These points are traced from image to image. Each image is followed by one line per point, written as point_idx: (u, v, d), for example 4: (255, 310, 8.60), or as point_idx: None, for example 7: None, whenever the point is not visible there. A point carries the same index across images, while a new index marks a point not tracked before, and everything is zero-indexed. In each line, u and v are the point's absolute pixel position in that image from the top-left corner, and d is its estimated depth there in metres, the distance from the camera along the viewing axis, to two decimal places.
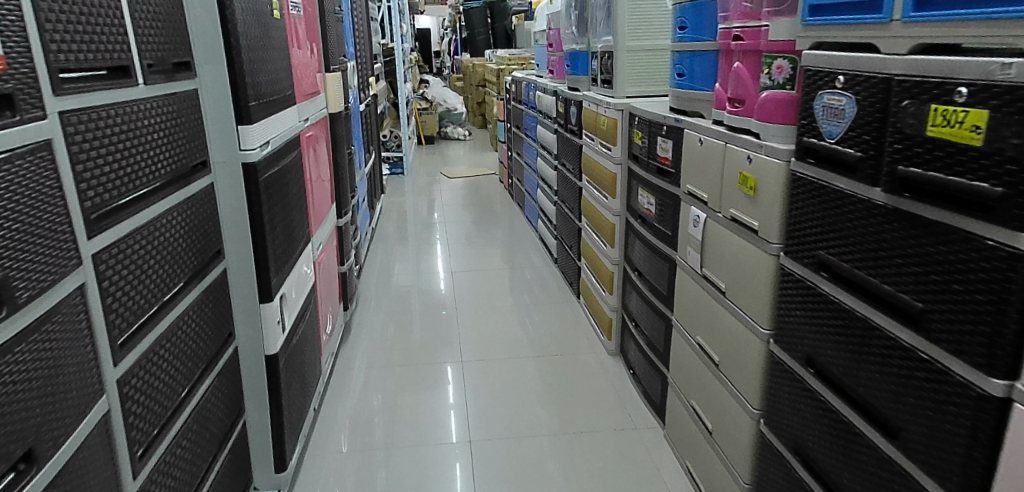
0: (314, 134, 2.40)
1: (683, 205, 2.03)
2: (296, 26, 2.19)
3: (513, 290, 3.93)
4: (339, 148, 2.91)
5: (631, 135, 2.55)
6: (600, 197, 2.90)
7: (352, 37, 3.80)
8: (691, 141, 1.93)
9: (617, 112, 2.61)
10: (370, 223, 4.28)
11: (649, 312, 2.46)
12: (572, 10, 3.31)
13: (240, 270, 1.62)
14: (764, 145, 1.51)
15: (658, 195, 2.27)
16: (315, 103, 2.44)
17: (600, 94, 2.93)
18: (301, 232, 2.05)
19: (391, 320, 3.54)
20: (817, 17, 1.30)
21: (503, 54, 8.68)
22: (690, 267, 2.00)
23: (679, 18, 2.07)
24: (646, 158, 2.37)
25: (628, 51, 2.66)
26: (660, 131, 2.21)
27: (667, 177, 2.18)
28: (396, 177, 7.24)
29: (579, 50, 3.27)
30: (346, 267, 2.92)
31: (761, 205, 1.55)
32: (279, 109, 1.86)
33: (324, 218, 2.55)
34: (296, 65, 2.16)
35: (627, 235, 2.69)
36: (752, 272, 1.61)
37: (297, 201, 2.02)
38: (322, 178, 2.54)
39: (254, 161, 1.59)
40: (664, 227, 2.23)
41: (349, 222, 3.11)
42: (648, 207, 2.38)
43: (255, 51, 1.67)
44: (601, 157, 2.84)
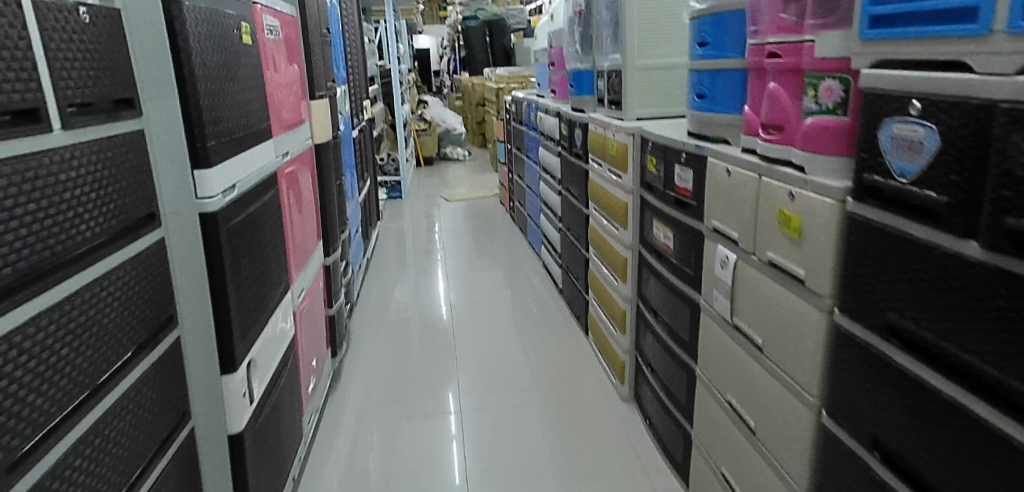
0: (295, 167, 2.18)
1: (708, 243, 1.80)
2: (274, 50, 1.98)
3: (516, 323, 3.69)
4: (328, 180, 2.69)
5: (643, 162, 2.32)
6: (609, 227, 2.67)
7: (343, 58, 3.60)
8: (716, 172, 1.71)
9: (627, 136, 2.39)
10: (363, 254, 4.05)
11: (666, 358, 2.22)
12: (576, 27, 3.11)
13: (197, 338, 1.41)
14: (809, 180, 1.29)
15: (676, 230, 2.04)
16: (297, 134, 2.22)
17: (608, 116, 2.72)
18: (277, 281, 1.82)
19: (386, 360, 3.29)
20: (881, 29, 1.08)
21: (502, 73, 8.51)
22: (717, 313, 1.76)
23: (698, 33, 1.86)
24: (661, 187, 2.15)
25: (638, 69, 2.45)
26: (677, 158, 1.99)
27: (687, 210, 1.96)
28: (394, 201, 7.02)
29: (583, 69, 3.07)
30: (333, 308, 2.68)
31: (806, 250, 1.32)
32: (250, 146, 1.65)
33: (308, 259, 2.32)
34: (273, 94, 1.95)
35: (640, 271, 2.45)
36: (796, 327, 1.37)
37: (272, 246, 1.79)
38: (306, 214, 2.32)
39: (213, 211, 1.39)
40: (684, 265, 2.00)
41: (338, 258, 2.89)
42: (664, 241, 2.15)
43: (218, 81, 1.45)
44: (610, 185, 2.62)
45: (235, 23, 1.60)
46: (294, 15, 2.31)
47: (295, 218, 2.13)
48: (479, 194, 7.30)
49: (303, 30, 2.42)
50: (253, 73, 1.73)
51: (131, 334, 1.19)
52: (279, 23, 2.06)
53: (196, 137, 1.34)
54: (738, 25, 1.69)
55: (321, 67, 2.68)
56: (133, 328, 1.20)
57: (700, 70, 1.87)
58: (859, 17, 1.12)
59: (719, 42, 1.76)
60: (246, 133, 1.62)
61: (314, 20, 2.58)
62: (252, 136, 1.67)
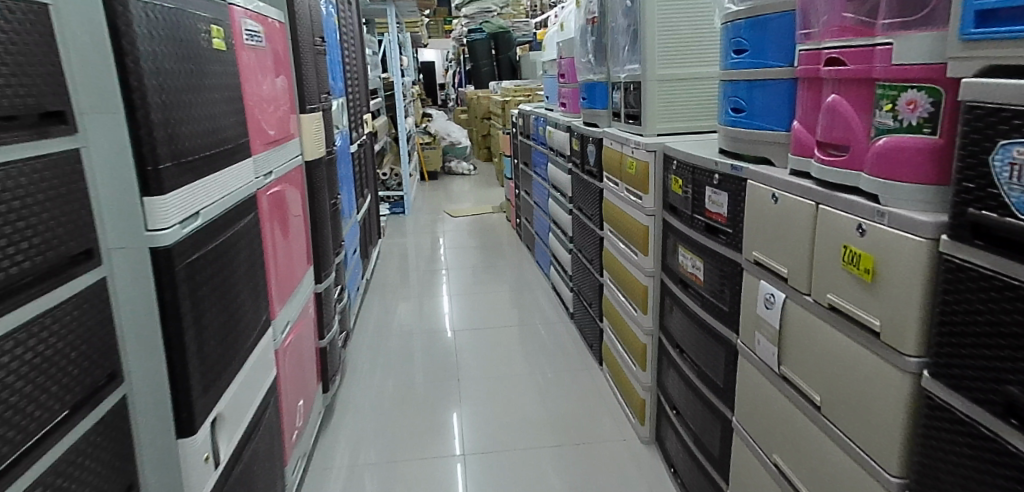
0: (282, 189, 1.96)
1: (747, 278, 1.57)
2: (254, 59, 1.77)
3: (525, 352, 3.43)
4: (321, 200, 2.47)
5: (667, 182, 2.09)
6: (627, 252, 2.43)
7: (341, 70, 3.40)
8: (760, 198, 1.48)
9: (648, 153, 2.17)
10: (361, 275, 3.82)
11: (695, 401, 1.98)
12: (589, 36, 2.90)
13: (148, 397, 1.17)
14: (888, 212, 1.06)
15: (707, 260, 1.81)
16: (282, 152, 2.00)
17: (625, 131, 2.50)
18: (252, 319, 1.59)
19: (384, 393, 3.04)
20: (992, 26, 0.86)
21: (509, 85, 8.32)
22: (761, 360, 1.53)
23: (733, 39, 1.65)
24: (689, 211, 1.91)
25: (658, 81, 2.23)
26: (709, 180, 1.76)
27: (721, 237, 1.72)
28: (397, 217, 6.79)
29: (596, 81, 2.86)
30: (325, 340, 2.45)
31: (883, 297, 1.09)
32: (219, 166, 1.43)
33: (296, 289, 2.10)
34: (254, 108, 1.73)
35: (664, 302, 2.21)
36: (873, 389, 1.14)
37: (248, 280, 1.57)
38: (294, 239, 2.09)
39: (166, 245, 1.15)
40: (717, 301, 1.76)
41: (332, 284, 2.66)
42: (692, 271, 1.92)
43: (180, 93, 1.24)
44: (628, 206, 2.39)
45: (204, 26, 1.39)
46: (281, 21, 2.10)
47: (280, 244, 1.91)
48: (484, 209, 7.07)
49: (292, 39, 2.21)
50: (226, 84, 1.52)
51: (64, 394, 0.97)
52: (263, 29, 1.86)
53: (146, 158, 1.11)
54: (780, 28, 1.47)
55: (314, 79, 2.47)
56: (68, 388, 0.98)
57: (736, 81, 1.65)
58: (962, 12, 0.90)
59: (756, 49, 1.54)
60: (214, 152, 1.40)
61: (306, 27, 2.37)
62: (222, 154, 1.45)
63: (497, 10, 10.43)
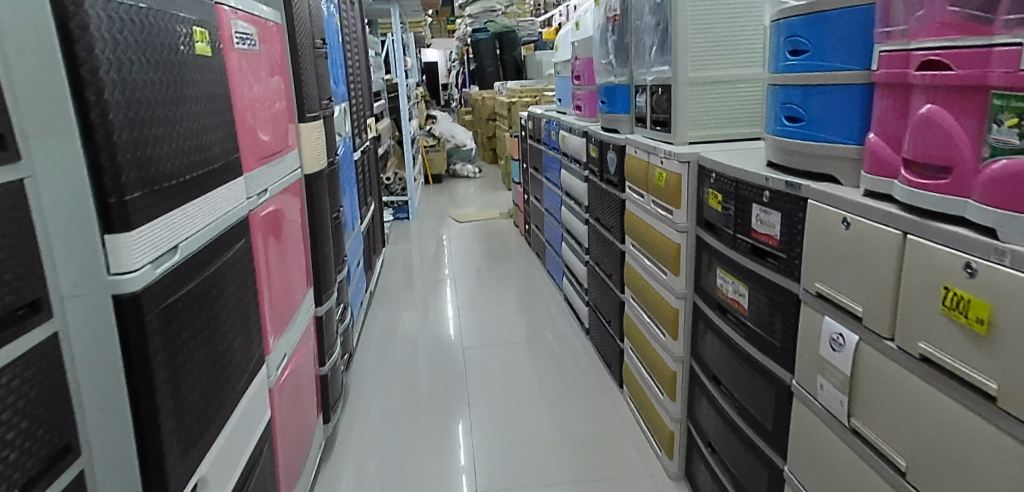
0: (278, 207, 1.77)
1: (807, 312, 1.37)
2: (247, 64, 1.58)
3: (538, 372, 3.23)
4: (322, 215, 2.27)
5: (704, 196, 1.90)
6: (654, 270, 2.23)
7: (344, 73, 3.21)
8: (826, 221, 1.28)
9: (681, 164, 1.97)
10: (365, 288, 3.62)
11: (733, 442, 1.78)
12: (610, 35, 2.71)
13: (112, 473, 0.96)
14: (1009, 251, 0.87)
15: (752, 286, 1.61)
16: (279, 165, 1.81)
17: (651, 138, 2.31)
18: (242, 361, 1.40)
19: (390, 420, 2.85)
20: None
21: (515, 86, 8.11)
22: (823, 407, 1.33)
23: (788, 38, 1.46)
24: (731, 231, 1.72)
25: (690, 84, 2.04)
26: (757, 197, 1.56)
27: (772, 261, 1.52)
28: (401, 223, 6.59)
29: (617, 84, 2.67)
30: (326, 366, 2.26)
31: (998, 354, 0.89)
32: (203, 190, 1.24)
33: (295, 315, 1.90)
34: (248, 119, 1.55)
35: (698, 328, 2.01)
36: (983, 462, 0.94)
37: (237, 316, 1.38)
38: (292, 259, 1.90)
39: (132, 290, 0.96)
40: (766, 334, 1.56)
41: (335, 304, 2.47)
42: (733, 297, 1.73)
43: (154, 107, 1.05)
44: (656, 220, 2.19)
45: (185, 29, 1.20)
46: (277, 21, 1.91)
47: (277, 269, 1.71)
48: (490, 214, 6.87)
49: (290, 41, 2.02)
50: (213, 94, 1.33)
51: (14, 480, 0.78)
52: (256, 31, 1.67)
53: (108, 189, 0.92)
54: (848, 26, 1.27)
55: (314, 84, 2.28)
56: (20, 470, 0.79)
57: (792, 85, 1.46)
58: None
59: (818, 50, 1.35)
60: (198, 174, 1.22)
61: (305, 28, 2.19)
62: (207, 176, 1.26)
63: (502, 9, 10.22)
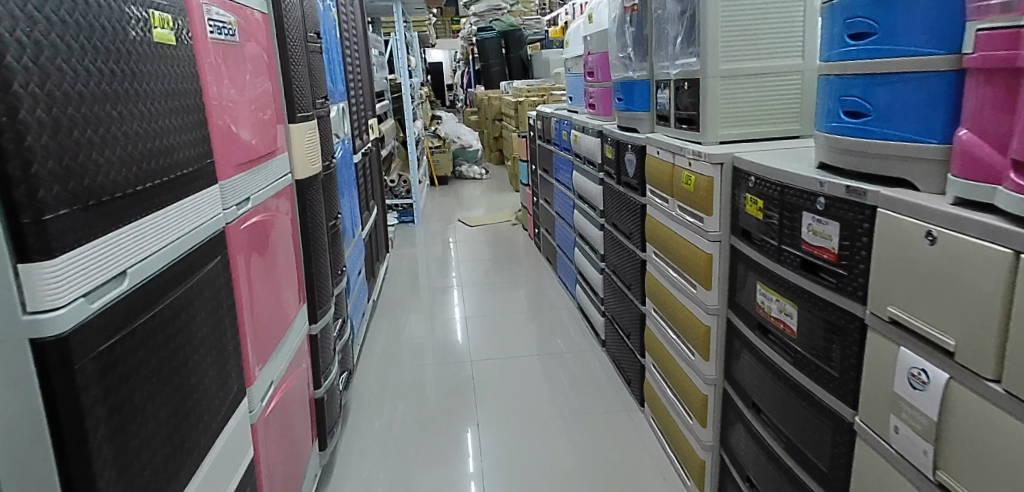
0: (264, 218, 1.58)
1: (876, 340, 1.17)
2: (227, 57, 1.40)
3: (551, 389, 3.02)
4: (317, 225, 2.08)
5: (740, 203, 1.69)
6: (681, 282, 2.02)
7: (342, 71, 3.02)
8: (903, 234, 1.08)
9: (712, 166, 1.77)
10: (367, 297, 3.42)
11: (777, 480, 1.56)
12: (628, 27, 2.51)
13: None
14: None
15: (802, 307, 1.41)
16: (265, 171, 1.62)
17: (677, 137, 2.11)
18: (216, 399, 1.20)
19: (392, 442, 2.64)
20: None
21: (521, 85, 7.91)
22: (899, 454, 1.12)
23: (848, 20, 1.26)
24: (775, 242, 1.51)
25: (720, 77, 1.86)
26: (809, 204, 1.36)
27: (827, 278, 1.32)
28: (406, 227, 6.38)
29: (636, 80, 2.47)
30: (322, 389, 2.05)
31: None
32: (163, 203, 1.04)
33: (285, 338, 1.70)
34: (228, 119, 1.36)
35: (733, 349, 1.80)
36: None
37: (209, 348, 1.19)
38: (282, 275, 1.70)
39: (59, 333, 0.76)
40: (821, 362, 1.36)
41: (332, 320, 2.27)
42: (778, 317, 1.52)
43: (88, 103, 0.85)
44: (684, 228, 1.98)
45: (139, 11, 1.01)
46: (263, 12, 1.72)
47: (263, 287, 1.51)
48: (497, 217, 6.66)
49: (279, 33, 1.83)
50: (177, 90, 1.13)
51: None
52: (237, 22, 1.48)
53: (21, 207, 0.72)
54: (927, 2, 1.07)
55: (307, 81, 2.09)
56: None
57: (852, 75, 1.26)
58: None
59: (887, 32, 1.15)
60: (154, 185, 1.02)
61: (296, 21, 1.99)
62: (170, 186, 1.07)
63: (506, 8, 10.02)
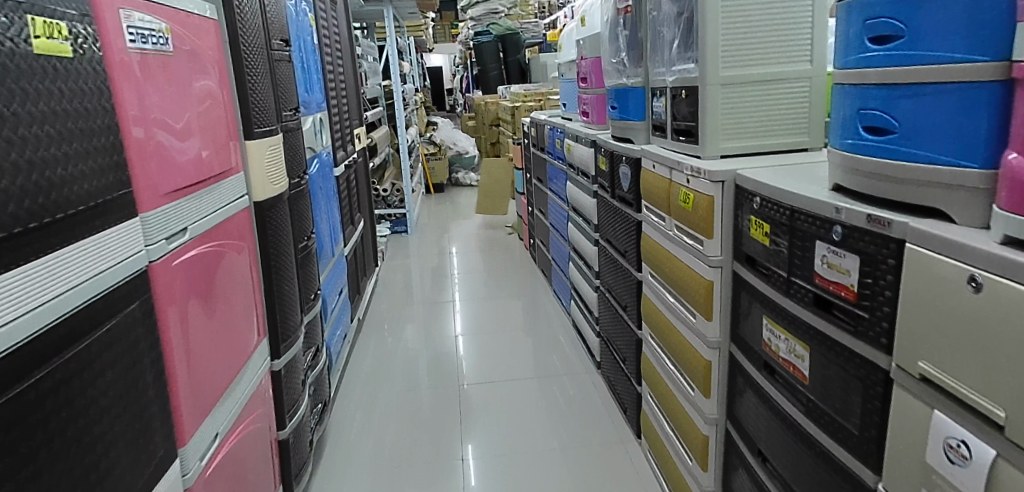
0: (208, 248, 1.41)
1: (903, 398, 0.99)
2: (159, 69, 1.23)
3: (544, 415, 2.84)
4: (281, 249, 1.91)
5: (745, 226, 1.52)
6: (679, 309, 1.84)
7: (320, 79, 2.85)
8: (939, 278, 0.91)
9: (712, 184, 1.59)
10: (349, 316, 3.25)
11: None
12: (621, 30, 2.34)
13: None
14: None
15: (816, 349, 1.23)
16: (210, 195, 1.45)
17: (674, 150, 1.93)
18: (130, 470, 1.03)
19: (371, 477, 2.46)
20: None
21: (518, 90, 7.73)
22: None
23: (869, 22, 1.08)
24: (784, 273, 1.33)
25: (721, 84, 1.69)
26: (824, 232, 1.18)
27: (845, 319, 1.14)
28: (399, 237, 6.21)
29: (630, 87, 2.29)
30: (286, 429, 1.87)
31: None
32: (44, 249, 0.88)
33: (237, 381, 1.53)
34: (157, 140, 1.19)
35: (737, 387, 1.62)
36: None
37: (120, 411, 1.02)
38: (232, 311, 1.52)
39: None
40: (838, 415, 1.18)
41: (302, 351, 2.10)
42: (788, 359, 1.34)
43: None
44: (681, 250, 1.81)
45: (15, 19, 0.84)
46: (212, 17, 1.56)
47: (205, 328, 1.34)
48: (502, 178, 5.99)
49: (232, 41, 1.66)
50: (79, 109, 0.96)
51: None
52: (172, 29, 1.31)
53: None
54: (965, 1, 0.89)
55: (272, 92, 1.92)
56: None
57: (872, 85, 1.09)
58: None
59: (914, 34, 0.98)
60: (30, 228, 0.86)
61: (256, 27, 1.82)
62: (56, 228, 0.90)
63: (506, 11, 9.79)
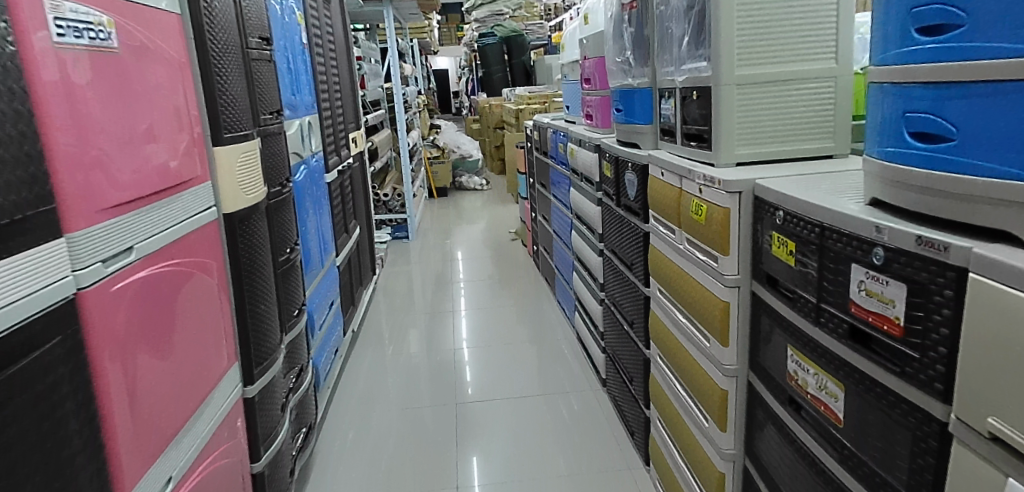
0: (163, 268, 1.26)
1: (965, 456, 0.83)
2: (102, 68, 1.08)
3: (547, 435, 2.68)
4: (258, 263, 1.76)
5: (766, 242, 1.36)
6: (691, 331, 1.69)
7: (308, 80, 2.70)
8: (1011, 317, 0.74)
9: (728, 195, 1.43)
10: (342, 329, 3.09)
11: None
12: (626, 28, 2.18)
13: None
14: None
15: (854, 389, 1.07)
16: (166, 209, 1.29)
17: (685, 156, 1.77)
18: None
19: None
20: None
21: (523, 91, 7.58)
22: None
23: (914, 9, 0.92)
24: (813, 298, 1.17)
25: (736, 85, 1.52)
26: (861, 255, 1.02)
27: (889, 357, 0.98)
28: (400, 243, 6.05)
29: (635, 88, 2.14)
30: (261, 462, 1.72)
31: None
32: None
33: (196, 416, 1.38)
34: (97, 149, 1.04)
35: (758, 420, 1.46)
36: None
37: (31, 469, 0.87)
38: (193, 337, 1.38)
39: None
40: (879, 467, 1.02)
41: (283, 374, 1.95)
42: (818, 396, 1.18)
43: None
44: (693, 267, 1.65)
45: None
46: (172, 11, 1.41)
47: (155, 361, 1.19)
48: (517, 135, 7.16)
49: (198, 38, 1.51)
50: None
51: None
52: (119, 22, 1.16)
53: None
54: None
55: (247, 93, 1.77)
56: None
57: (918, 83, 0.93)
58: None
59: (981, 23, 0.81)
60: None
61: (228, 23, 1.67)
62: None
63: (510, 12, 9.59)
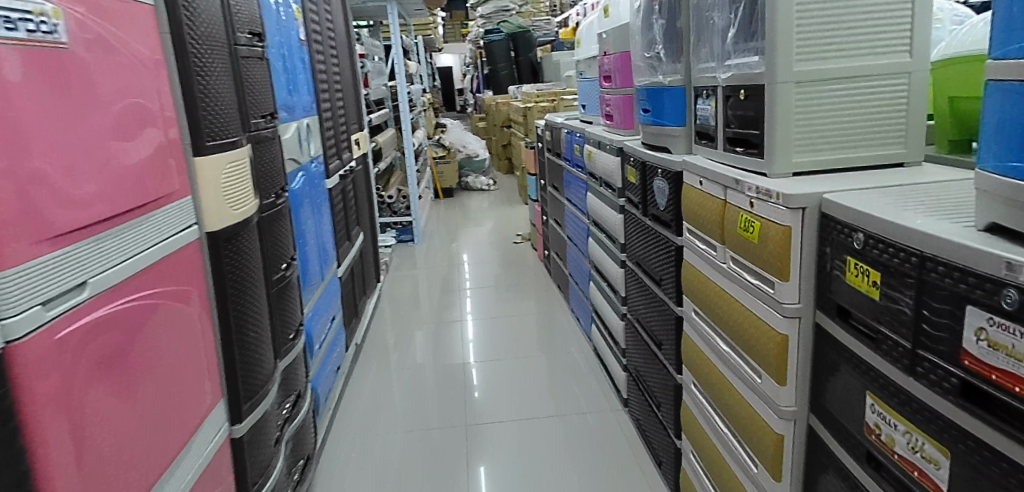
0: (127, 302, 1.07)
1: None
2: (47, 68, 0.89)
3: (564, 459, 2.48)
4: (248, 286, 1.56)
5: (836, 268, 1.16)
6: (737, 362, 1.49)
7: (307, 78, 2.51)
8: None
9: (788, 212, 1.23)
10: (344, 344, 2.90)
11: None
12: (656, 20, 1.98)
13: None
14: None
15: (962, 457, 0.87)
16: (134, 233, 1.10)
17: (728, 163, 1.56)
18: None
19: None
20: None
21: (530, 90, 7.37)
22: None
23: None
24: (904, 342, 0.97)
25: (795, 84, 1.32)
26: (980, 296, 0.82)
27: (1021, 426, 0.78)
28: (405, 246, 5.86)
29: (666, 87, 1.93)
30: None
31: None
32: None
33: (172, 472, 1.18)
34: (38, 168, 0.85)
35: (820, 471, 1.27)
36: None
37: None
38: (167, 380, 1.19)
39: None
40: None
41: (276, 406, 1.75)
42: (909, 458, 0.98)
43: None
44: (740, 290, 1.45)
45: None
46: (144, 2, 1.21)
47: (116, 415, 1.00)
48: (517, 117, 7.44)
49: (177, 33, 1.32)
50: None
51: None
52: (72, 11, 0.97)
53: None
54: None
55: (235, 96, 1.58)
56: None
57: None
58: None
59: None
60: None
61: (212, 16, 1.48)
62: None
63: (517, 8, 9.38)
